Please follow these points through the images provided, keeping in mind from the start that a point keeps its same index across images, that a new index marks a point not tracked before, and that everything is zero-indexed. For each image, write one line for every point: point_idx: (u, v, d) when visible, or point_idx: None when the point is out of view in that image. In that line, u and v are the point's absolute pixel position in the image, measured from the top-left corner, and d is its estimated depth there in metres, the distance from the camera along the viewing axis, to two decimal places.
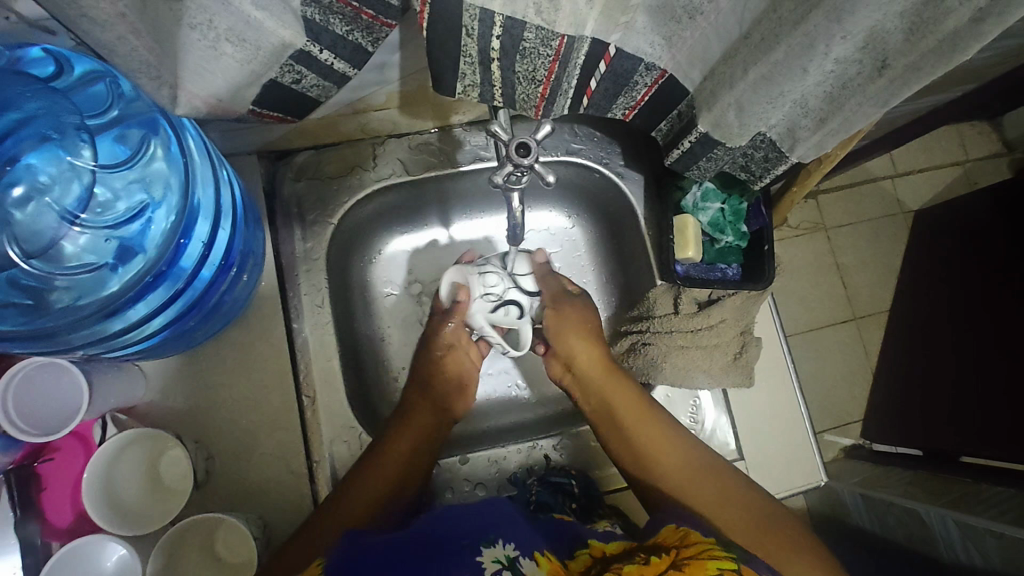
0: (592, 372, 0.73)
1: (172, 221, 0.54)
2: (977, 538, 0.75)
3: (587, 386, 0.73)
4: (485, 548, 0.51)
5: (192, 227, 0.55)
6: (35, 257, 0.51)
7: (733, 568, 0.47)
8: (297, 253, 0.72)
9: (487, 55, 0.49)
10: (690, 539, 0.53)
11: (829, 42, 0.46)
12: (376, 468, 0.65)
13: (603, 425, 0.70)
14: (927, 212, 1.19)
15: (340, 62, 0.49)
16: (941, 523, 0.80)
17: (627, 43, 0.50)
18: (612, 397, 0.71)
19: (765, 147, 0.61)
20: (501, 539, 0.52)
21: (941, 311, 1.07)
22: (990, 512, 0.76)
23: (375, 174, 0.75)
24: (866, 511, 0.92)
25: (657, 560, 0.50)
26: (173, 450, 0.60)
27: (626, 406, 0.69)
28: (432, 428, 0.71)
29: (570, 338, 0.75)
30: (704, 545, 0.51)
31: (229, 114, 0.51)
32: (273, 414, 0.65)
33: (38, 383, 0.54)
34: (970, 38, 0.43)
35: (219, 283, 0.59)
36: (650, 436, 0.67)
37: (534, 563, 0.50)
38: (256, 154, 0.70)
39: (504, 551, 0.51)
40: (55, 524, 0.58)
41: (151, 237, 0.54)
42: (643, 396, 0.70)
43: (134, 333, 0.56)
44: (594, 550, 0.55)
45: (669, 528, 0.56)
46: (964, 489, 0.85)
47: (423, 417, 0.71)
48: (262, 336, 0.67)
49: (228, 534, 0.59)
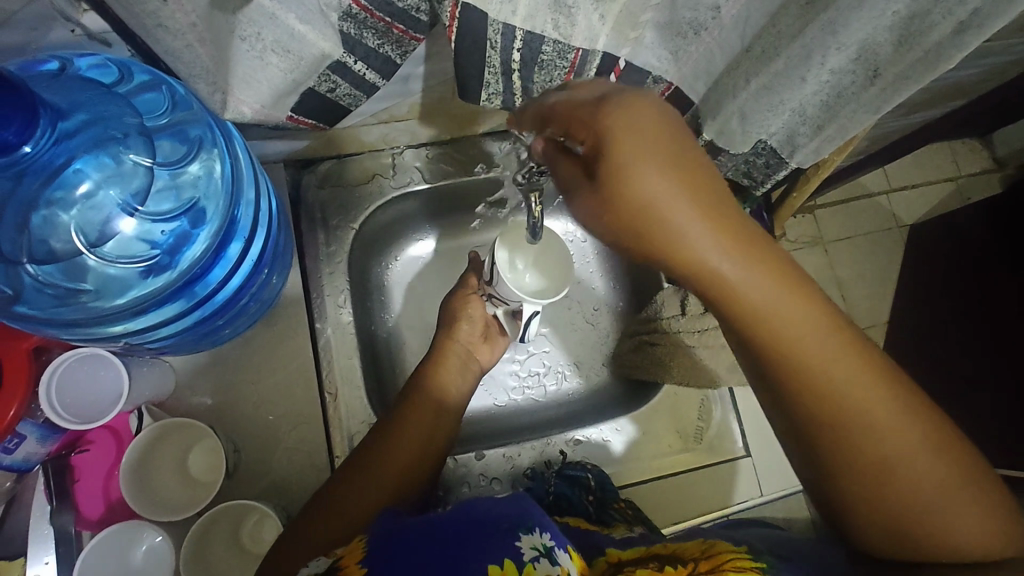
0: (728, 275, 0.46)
1: (217, 225, 0.56)
2: None
3: (748, 300, 0.46)
4: (523, 535, 0.46)
5: (234, 231, 0.57)
6: (93, 248, 0.53)
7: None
8: (321, 257, 0.75)
9: (508, 66, 0.53)
10: (715, 551, 0.52)
11: (825, 53, 0.50)
12: (394, 444, 0.63)
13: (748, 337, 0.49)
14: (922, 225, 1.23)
15: (371, 73, 0.53)
16: None
17: (636, 57, 0.55)
18: (780, 310, 0.47)
19: (766, 154, 0.66)
20: (539, 526, 0.48)
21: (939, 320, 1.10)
22: None
23: (394, 182, 0.78)
24: None
25: (670, 569, 0.50)
26: (205, 444, 0.62)
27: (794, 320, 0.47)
28: (438, 410, 0.67)
29: (683, 222, 0.44)
30: (728, 555, 0.50)
31: (268, 122, 0.54)
32: (296, 409, 0.68)
33: (80, 375, 0.56)
34: (952, 48, 0.47)
35: (248, 287, 0.62)
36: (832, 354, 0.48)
37: (568, 555, 0.45)
38: (283, 162, 0.73)
39: (540, 539, 0.46)
40: (87, 515, 0.59)
41: (195, 241, 0.56)
42: (810, 305, 0.47)
43: (170, 328, 0.58)
44: (611, 555, 0.55)
45: (697, 543, 0.56)
46: None
47: (429, 408, 0.66)
48: (287, 336, 0.69)
49: (257, 523, 0.60)
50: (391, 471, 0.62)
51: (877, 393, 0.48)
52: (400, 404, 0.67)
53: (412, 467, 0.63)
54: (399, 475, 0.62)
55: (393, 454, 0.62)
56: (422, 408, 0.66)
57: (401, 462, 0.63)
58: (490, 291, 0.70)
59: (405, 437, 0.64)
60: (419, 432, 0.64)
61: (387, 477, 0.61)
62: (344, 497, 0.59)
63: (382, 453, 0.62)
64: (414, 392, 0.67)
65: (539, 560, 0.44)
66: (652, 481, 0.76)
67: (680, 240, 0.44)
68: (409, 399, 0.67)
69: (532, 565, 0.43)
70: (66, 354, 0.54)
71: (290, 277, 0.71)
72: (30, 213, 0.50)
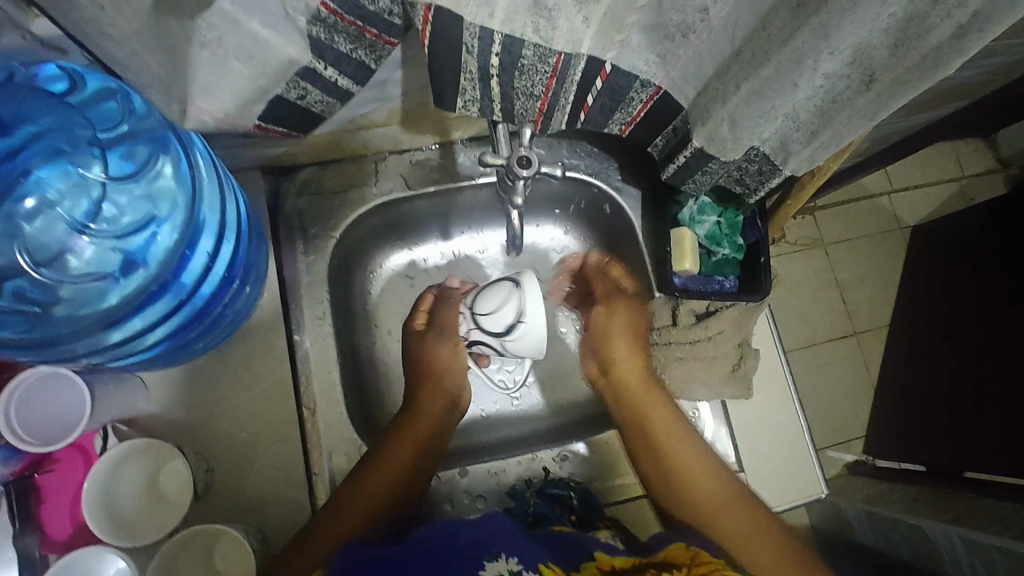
0: (630, 383, 0.75)
1: (177, 236, 0.55)
2: (983, 555, 0.74)
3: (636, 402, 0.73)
4: (488, 564, 0.51)
5: (197, 240, 0.55)
6: (43, 266, 0.52)
7: None
8: (300, 267, 0.73)
9: (487, 71, 0.50)
10: (700, 558, 0.54)
11: (817, 58, 0.48)
12: (382, 464, 0.66)
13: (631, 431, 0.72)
14: (925, 229, 1.21)
15: (344, 79, 0.50)
16: (946, 539, 0.79)
17: (623, 60, 0.52)
18: (656, 411, 0.72)
19: (759, 161, 0.63)
20: (504, 552, 0.53)
21: (940, 325, 1.07)
22: (995, 527, 0.76)
23: (376, 189, 0.76)
24: (868, 526, 0.92)
25: None
26: (175, 463, 0.60)
27: (662, 418, 0.71)
28: (435, 427, 0.72)
29: (616, 343, 0.77)
30: (713, 565, 0.52)
31: (236, 128, 0.52)
32: (273, 426, 0.65)
33: (42, 395, 0.54)
34: (951, 53, 0.45)
35: (223, 295, 0.59)
36: (688, 456, 0.69)
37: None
38: (260, 169, 0.72)
39: (506, 564, 0.51)
40: (53, 538, 0.57)
41: (155, 251, 0.55)
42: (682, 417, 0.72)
43: (143, 340, 0.56)
44: (603, 560, 0.54)
45: (682, 547, 0.57)
46: (969, 504, 0.85)
47: (424, 425, 0.71)
48: (263, 350, 0.67)
49: (227, 548, 0.58)
50: (378, 488, 0.65)
51: (724, 494, 0.66)
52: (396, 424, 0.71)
53: (380, 502, 0.65)
54: (368, 507, 0.64)
55: (384, 472, 0.66)
56: (416, 429, 0.70)
57: (376, 495, 0.65)
58: (482, 338, 0.68)
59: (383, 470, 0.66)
60: (412, 448, 0.69)
61: (374, 496, 0.65)
62: (334, 516, 0.62)
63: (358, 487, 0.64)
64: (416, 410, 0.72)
65: None
66: (640, 499, 0.73)
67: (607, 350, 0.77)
68: (408, 419, 0.71)
69: None
70: (23, 377, 0.52)
71: (267, 288, 0.68)
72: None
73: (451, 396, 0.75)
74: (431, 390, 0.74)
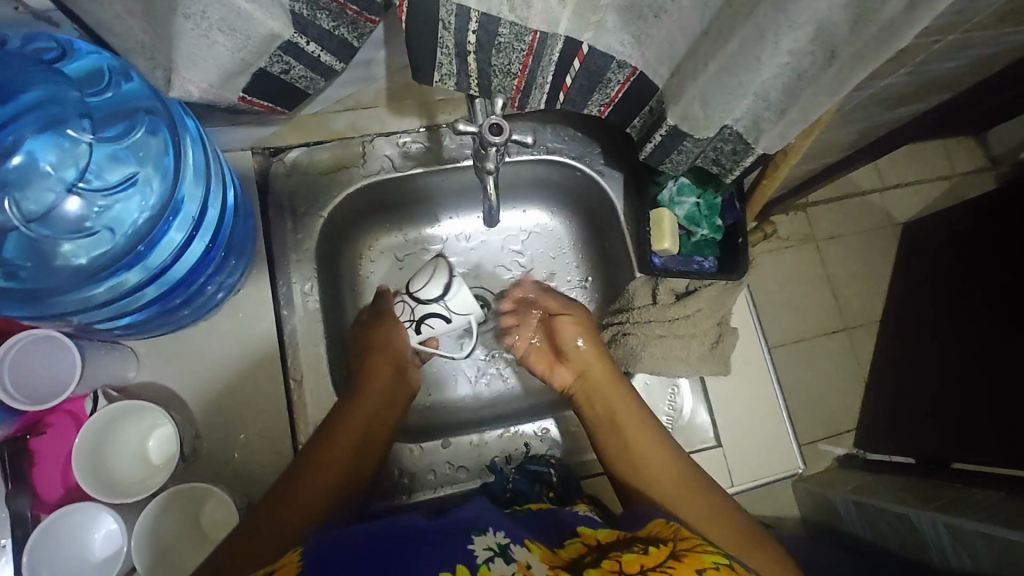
0: (598, 382, 0.76)
1: (155, 209, 0.57)
2: (967, 542, 0.74)
3: (599, 397, 0.75)
4: (476, 537, 0.49)
5: (175, 216, 0.57)
6: (31, 223, 0.55)
7: (728, 564, 0.47)
8: (289, 243, 0.74)
9: (464, 48, 0.53)
10: (683, 534, 0.53)
11: (778, 32, 0.49)
12: (335, 441, 0.65)
13: (601, 428, 0.73)
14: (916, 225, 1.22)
15: (326, 54, 0.52)
16: (933, 527, 0.80)
17: (599, 42, 0.54)
18: (618, 403, 0.73)
19: (732, 140, 0.65)
20: (492, 528, 0.52)
21: (929, 317, 1.09)
22: (981, 515, 0.76)
23: (364, 170, 0.77)
24: (857, 517, 0.93)
25: (654, 551, 0.50)
26: (164, 429, 0.63)
27: (625, 410, 0.73)
28: (388, 399, 0.73)
29: (575, 344, 0.78)
30: (696, 540, 0.51)
31: (222, 101, 0.54)
32: (260, 396, 0.67)
33: (33, 355, 0.56)
34: (904, 25, 0.46)
35: (201, 270, 0.61)
36: (651, 448, 0.70)
37: (524, 549, 0.50)
38: (250, 149, 0.74)
39: (494, 539, 0.50)
40: (45, 499, 0.60)
41: (135, 221, 0.57)
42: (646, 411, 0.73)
43: (124, 303, 0.58)
44: (585, 538, 0.56)
45: (662, 524, 0.56)
46: (954, 494, 0.85)
47: (373, 397, 0.70)
48: (250, 324, 0.69)
49: (216, 509, 0.60)
50: (335, 469, 0.64)
51: (679, 483, 0.67)
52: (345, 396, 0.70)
53: (333, 491, 0.63)
54: (326, 492, 0.62)
55: (332, 450, 0.65)
56: (363, 404, 0.69)
57: (331, 477, 0.63)
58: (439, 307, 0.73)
59: (331, 453, 0.64)
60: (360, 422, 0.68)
61: (331, 477, 0.64)
62: (298, 496, 0.61)
63: (307, 476, 0.62)
64: (364, 380, 0.71)
65: (494, 559, 0.47)
66: None
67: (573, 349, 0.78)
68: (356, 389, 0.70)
69: (486, 565, 0.46)
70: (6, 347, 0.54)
71: (255, 262, 0.71)
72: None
73: (395, 365, 0.74)
74: (380, 366, 0.73)
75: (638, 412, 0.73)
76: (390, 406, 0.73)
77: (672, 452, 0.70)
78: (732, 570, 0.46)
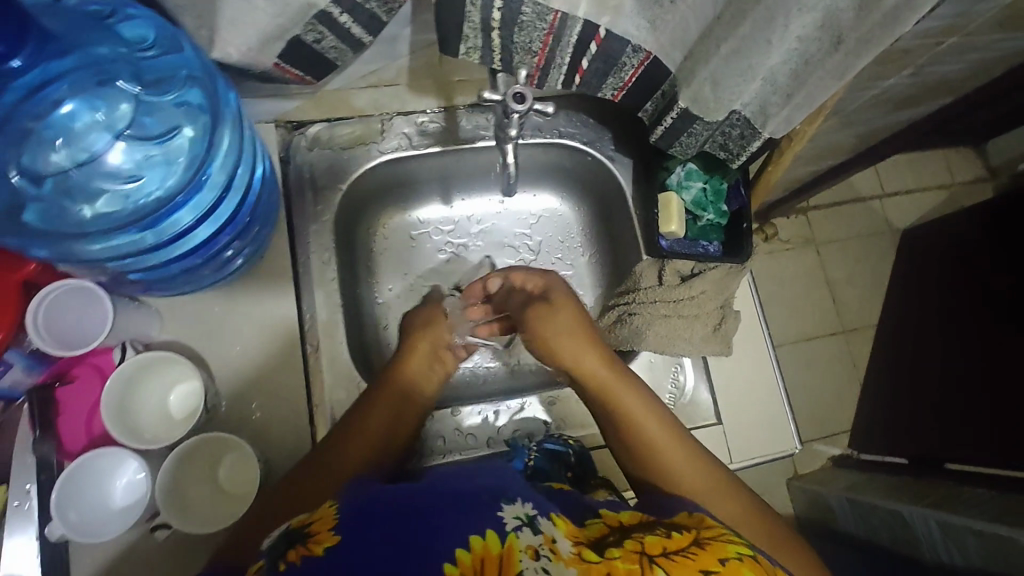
0: (602, 381, 0.68)
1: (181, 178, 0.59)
2: (957, 537, 0.77)
3: (609, 398, 0.68)
4: (505, 505, 0.48)
5: (198, 189, 0.59)
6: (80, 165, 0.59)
7: (752, 554, 0.46)
8: (309, 214, 0.77)
9: (489, 23, 0.56)
10: (707, 523, 0.51)
11: (787, 15, 0.52)
12: (361, 427, 0.65)
13: (614, 430, 0.67)
14: (916, 231, 1.26)
15: (358, 28, 0.55)
16: (924, 523, 0.82)
17: (616, 26, 0.56)
18: (629, 404, 0.67)
19: (740, 125, 0.68)
20: (520, 497, 0.50)
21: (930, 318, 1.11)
22: (972, 512, 0.79)
23: (382, 147, 0.80)
24: (851, 514, 0.94)
25: (678, 535, 0.48)
26: (183, 387, 0.65)
27: (640, 411, 0.66)
28: (414, 386, 0.71)
29: (569, 336, 0.70)
30: (721, 529, 0.49)
31: (257, 66, 0.57)
32: (278, 360, 0.70)
33: (66, 306, 0.60)
34: (908, 10, 0.49)
35: (216, 242, 0.63)
36: (671, 449, 0.64)
37: (551, 522, 0.48)
38: (273, 122, 0.77)
39: (522, 509, 0.48)
40: (69, 447, 0.62)
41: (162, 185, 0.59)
42: (657, 405, 0.67)
43: (144, 261, 0.60)
44: (608, 519, 0.54)
45: (684, 514, 0.54)
46: (945, 492, 0.88)
47: (406, 381, 0.70)
48: (268, 291, 0.71)
49: (232, 463, 0.63)
50: (358, 453, 0.64)
51: (710, 483, 0.62)
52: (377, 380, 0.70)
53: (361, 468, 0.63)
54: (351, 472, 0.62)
55: (361, 435, 0.65)
56: (390, 391, 0.69)
57: (358, 459, 0.63)
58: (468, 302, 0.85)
59: (358, 439, 0.65)
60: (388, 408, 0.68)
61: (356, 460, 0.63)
62: (313, 483, 0.60)
63: (334, 458, 0.62)
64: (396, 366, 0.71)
65: (522, 527, 0.46)
66: None
67: (568, 345, 0.70)
68: (389, 374, 0.70)
69: (514, 532, 0.45)
70: (33, 306, 0.58)
71: (275, 229, 0.73)
72: (31, 125, 0.56)
73: (432, 350, 0.73)
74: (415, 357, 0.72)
75: (652, 410, 0.67)
76: (421, 392, 0.71)
77: (691, 449, 0.65)
78: (757, 562, 0.45)
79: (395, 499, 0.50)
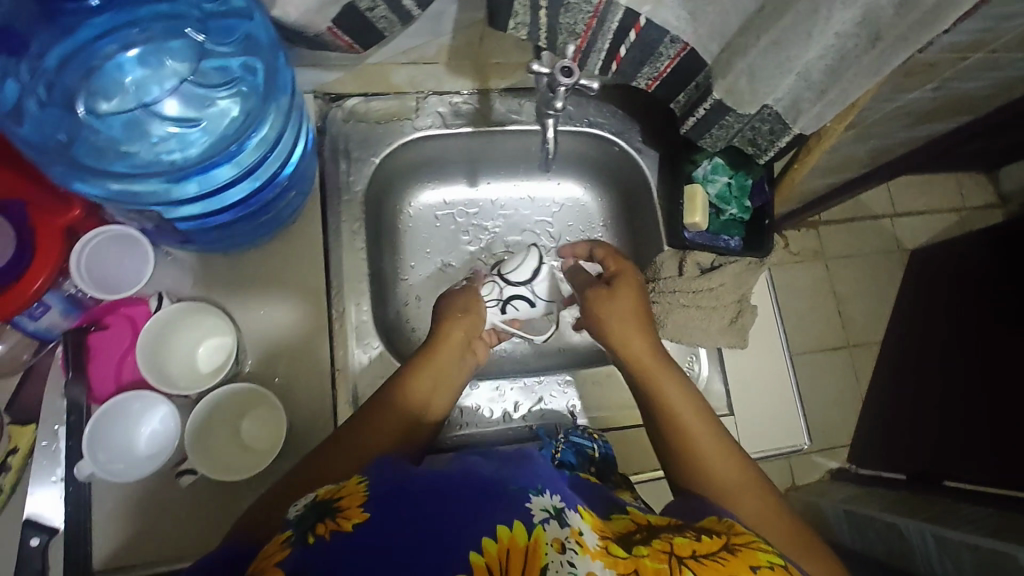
0: (645, 365, 0.70)
1: (229, 134, 0.61)
2: (953, 553, 0.78)
3: (650, 383, 0.69)
4: (532, 497, 0.45)
5: (243, 147, 0.62)
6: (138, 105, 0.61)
7: (784, 566, 0.46)
8: (341, 183, 0.78)
9: (536, 3, 0.58)
10: (736, 528, 0.50)
11: (831, 8, 0.52)
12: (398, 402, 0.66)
13: (652, 414, 0.69)
14: (923, 250, 1.26)
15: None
16: (920, 536, 0.83)
17: (656, 15, 0.57)
18: (669, 390, 0.68)
19: (771, 120, 0.69)
20: (546, 488, 0.47)
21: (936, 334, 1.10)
22: (967, 527, 0.80)
23: (416, 123, 0.81)
24: (849, 528, 0.96)
25: (708, 540, 0.48)
26: (214, 342, 0.68)
27: (679, 398, 0.68)
28: (454, 368, 0.72)
29: (615, 321, 0.72)
30: (752, 536, 0.49)
31: (310, 29, 0.58)
32: (307, 322, 0.72)
33: (106, 252, 0.62)
34: (948, 8, 0.50)
35: (253, 200, 0.66)
36: (706, 440, 0.65)
37: (578, 515, 0.46)
38: (313, 92, 0.79)
39: (551, 501, 0.45)
40: (99, 393, 0.64)
41: (208, 139, 0.61)
42: (698, 398, 0.69)
43: (184, 208, 0.63)
44: (634, 517, 0.54)
45: (710, 518, 0.53)
46: (942, 509, 0.89)
47: (445, 363, 0.71)
48: (298, 258, 0.73)
49: (255, 420, 0.65)
50: (392, 427, 0.65)
51: (739, 477, 0.63)
52: (417, 357, 0.71)
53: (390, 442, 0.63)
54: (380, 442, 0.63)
55: (393, 410, 0.66)
56: (428, 372, 0.70)
57: (388, 432, 0.64)
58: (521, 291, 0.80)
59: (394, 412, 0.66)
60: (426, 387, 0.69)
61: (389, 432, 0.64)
62: (345, 450, 0.61)
63: (365, 430, 0.63)
64: (434, 347, 0.71)
65: (549, 522, 0.43)
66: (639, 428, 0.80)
67: (615, 329, 0.72)
68: (427, 352, 0.71)
69: (541, 527, 0.43)
70: (79, 249, 0.60)
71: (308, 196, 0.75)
72: (98, 63, 0.58)
73: (467, 338, 0.74)
74: (454, 339, 0.72)
75: (692, 400, 0.68)
76: (457, 374, 0.72)
77: (726, 443, 0.66)
78: (788, 572, 0.45)
79: (415, 476, 0.49)
